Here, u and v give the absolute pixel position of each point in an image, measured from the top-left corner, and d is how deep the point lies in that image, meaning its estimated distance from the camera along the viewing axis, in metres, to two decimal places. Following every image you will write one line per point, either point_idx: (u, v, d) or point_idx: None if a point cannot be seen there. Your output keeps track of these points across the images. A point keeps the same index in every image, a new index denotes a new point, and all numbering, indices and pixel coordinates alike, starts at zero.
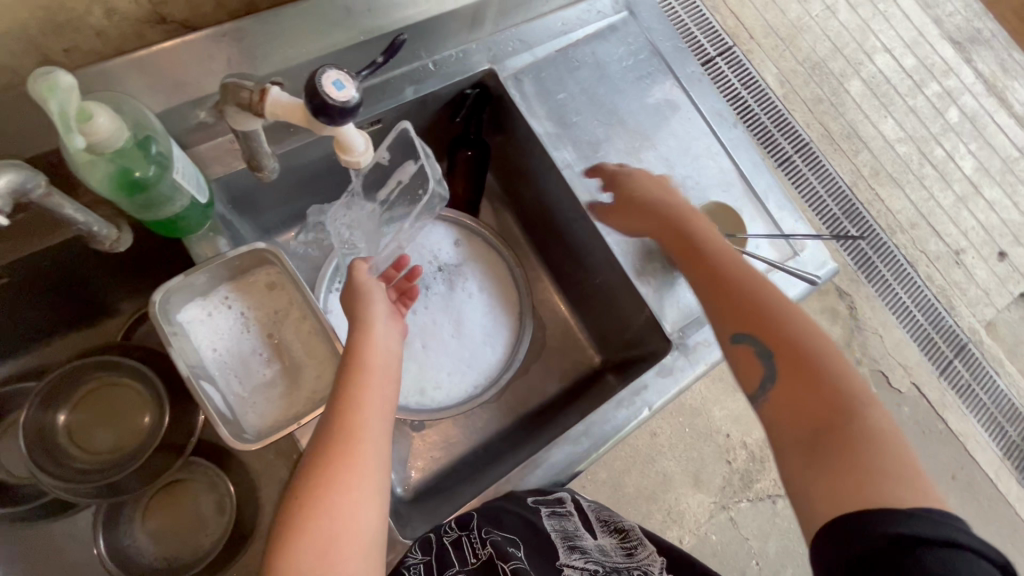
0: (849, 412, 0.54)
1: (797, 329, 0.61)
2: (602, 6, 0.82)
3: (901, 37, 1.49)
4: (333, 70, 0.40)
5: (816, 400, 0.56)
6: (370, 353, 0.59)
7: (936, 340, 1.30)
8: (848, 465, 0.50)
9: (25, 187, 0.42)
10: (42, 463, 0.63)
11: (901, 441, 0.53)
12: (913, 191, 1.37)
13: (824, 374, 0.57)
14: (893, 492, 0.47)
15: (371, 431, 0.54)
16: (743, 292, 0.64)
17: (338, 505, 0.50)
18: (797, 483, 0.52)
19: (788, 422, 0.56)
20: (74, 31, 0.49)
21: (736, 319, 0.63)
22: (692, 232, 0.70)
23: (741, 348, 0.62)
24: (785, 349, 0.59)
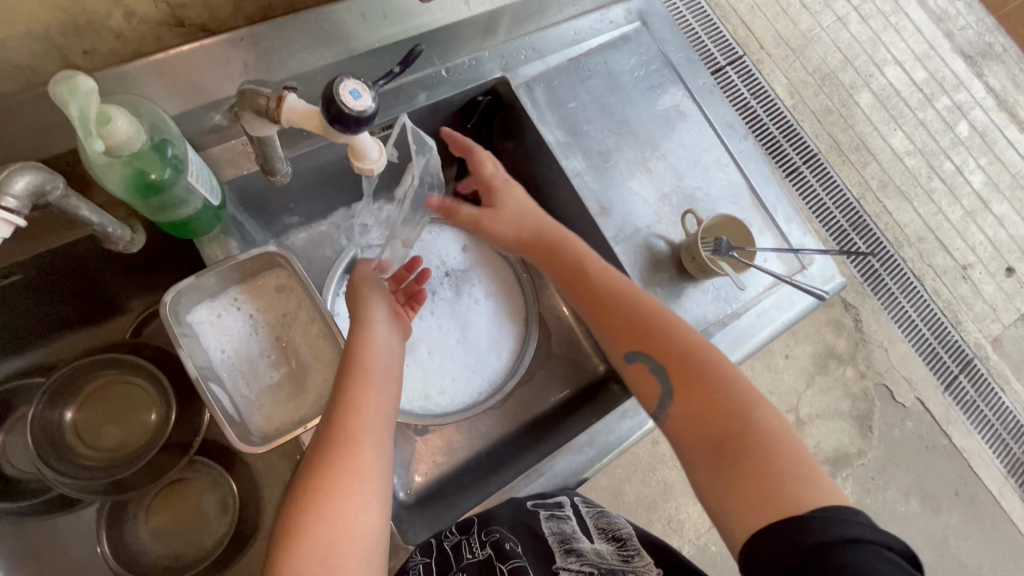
0: (742, 416, 0.57)
1: (678, 340, 0.64)
2: (614, 16, 0.83)
3: (912, 50, 1.49)
4: (351, 80, 0.41)
5: (709, 410, 0.59)
6: (371, 356, 0.60)
7: (943, 357, 1.29)
8: (747, 472, 0.53)
9: (44, 188, 0.43)
10: (49, 459, 0.63)
11: (794, 437, 0.56)
12: (922, 204, 1.37)
13: (712, 383, 0.61)
14: (793, 491, 0.50)
15: (371, 433, 0.55)
16: (619, 308, 0.68)
17: (341, 507, 0.49)
18: (708, 496, 0.55)
19: (689, 434, 0.60)
20: (93, 33, 0.50)
21: (626, 338, 0.67)
22: (563, 249, 0.73)
23: (636, 366, 0.66)
24: (671, 363, 0.63)
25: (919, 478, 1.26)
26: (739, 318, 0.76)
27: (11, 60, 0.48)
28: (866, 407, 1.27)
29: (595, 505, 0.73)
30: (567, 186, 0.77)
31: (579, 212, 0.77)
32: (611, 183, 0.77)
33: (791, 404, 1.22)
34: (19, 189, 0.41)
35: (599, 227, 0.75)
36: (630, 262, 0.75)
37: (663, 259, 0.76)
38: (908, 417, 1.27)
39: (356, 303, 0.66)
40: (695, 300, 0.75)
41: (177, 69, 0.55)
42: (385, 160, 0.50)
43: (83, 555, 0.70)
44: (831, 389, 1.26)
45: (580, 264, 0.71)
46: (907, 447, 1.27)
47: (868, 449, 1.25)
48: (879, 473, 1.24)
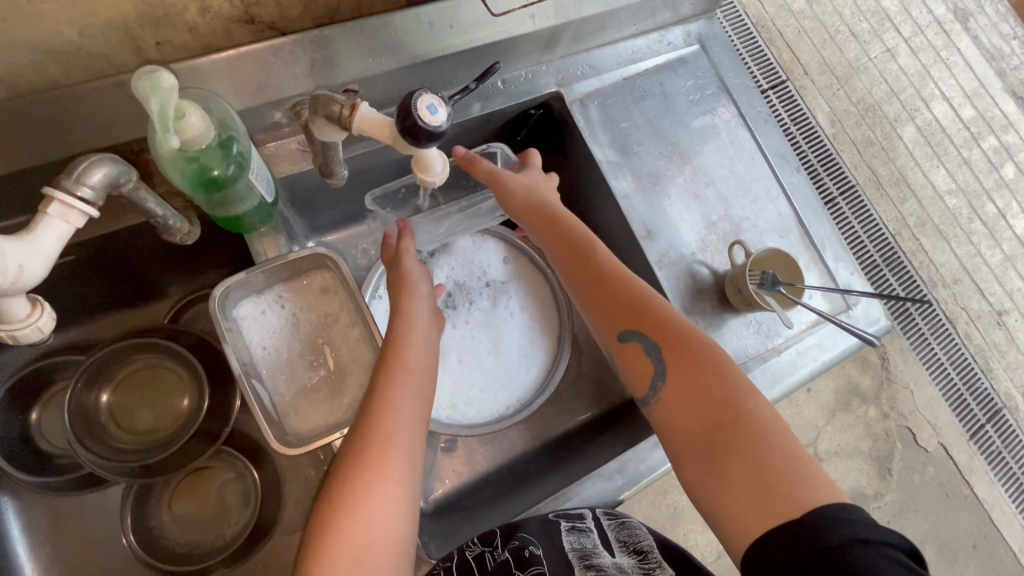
0: (735, 407, 0.57)
1: (673, 323, 0.62)
2: (673, 38, 0.82)
3: (962, 87, 1.45)
4: (429, 95, 0.43)
5: (703, 401, 0.58)
6: (409, 351, 0.59)
7: (969, 403, 1.25)
8: (743, 471, 0.53)
9: (118, 180, 0.45)
10: (83, 438, 0.64)
11: (783, 428, 0.56)
12: (960, 245, 1.33)
13: (705, 370, 0.59)
14: (788, 493, 0.50)
15: (405, 434, 0.54)
16: (612, 290, 0.65)
17: (376, 512, 0.49)
18: (698, 488, 0.56)
19: (679, 424, 0.59)
20: (169, 26, 0.50)
21: (618, 318, 0.64)
22: (561, 224, 0.69)
23: (628, 346, 0.63)
24: (668, 344, 0.61)
25: (936, 526, 1.22)
26: (779, 354, 0.74)
27: (88, 48, 0.48)
28: (887, 448, 1.23)
29: (617, 514, 0.73)
30: (613, 206, 0.76)
31: (624, 233, 0.76)
32: (657, 207, 0.76)
33: (808, 439, 1.20)
34: (96, 180, 0.43)
35: (643, 250, 0.74)
36: (672, 289, 0.73)
37: (706, 287, 0.75)
38: (930, 462, 1.24)
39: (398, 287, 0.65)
40: (735, 332, 0.74)
41: (245, 66, 0.55)
42: (447, 172, 0.53)
43: (106, 533, 0.71)
44: (852, 427, 1.22)
45: (581, 242, 0.68)
46: (926, 493, 1.23)
47: (885, 492, 1.21)
48: (895, 517, 1.20)
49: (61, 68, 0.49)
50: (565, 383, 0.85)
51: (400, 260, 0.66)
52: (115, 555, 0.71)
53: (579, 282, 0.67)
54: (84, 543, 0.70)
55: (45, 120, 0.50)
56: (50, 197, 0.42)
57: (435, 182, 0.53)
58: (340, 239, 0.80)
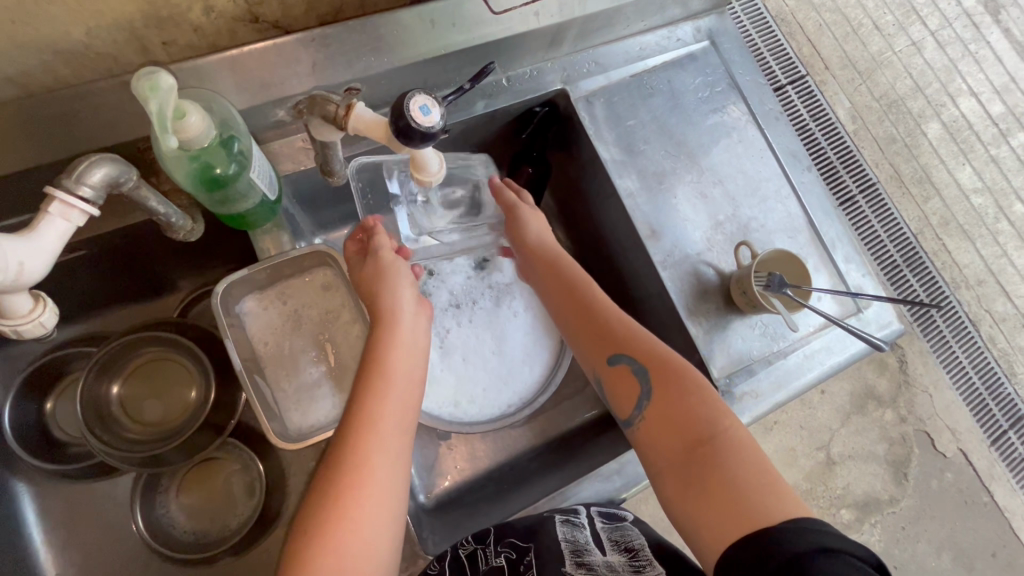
0: (712, 423, 0.56)
1: (656, 349, 0.63)
2: (682, 34, 0.80)
3: (991, 82, 1.40)
4: (422, 96, 0.45)
5: (681, 419, 0.58)
6: (393, 361, 0.56)
7: (989, 405, 1.21)
8: (717, 486, 0.52)
9: (119, 180, 0.46)
10: (93, 429, 0.66)
11: (755, 448, 0.55)
12: (985, 245, 1.29)
13: (688, 391, 0.59)
14: (758, 505, 0.50)
15: (385, 451, 0.52)
16: (598, 319, 0.67)
17: (351, 537, 0.48)
18: (676, 506, 0.55)
19: (658, 444, 0.58)
20: (174, 26, 0.51)
21: (604, 345, 0.65)
22: (558, 263, 0.72)
23: (616, 370, 0.64)
24: (654, 365, 0.61)
25: (953, 533, 1.19)
26: (785, 357, 0.73)
27: (96, 48, 0.50)
28: (904, 452, 1.20)
29: (613, 515, 0.71)
30: (618, 206, 0.75)
31: (628, 232, 0.76)
32: (663, 206, 0.75)
33: (821, 442, 1.18)
34: (96, 179, 0.45)
35: (647, 250, 0.73)
36: (676, 289, 0.72)
37: (711, 288, 0.73)
38: (948, 468, 1.21)
39: (372, 286, 0.61)
40: (740, 334, 0.72)
41: (248, 66, 0.56)
42: (444, 171, 0.55)
43: (119, 521, 0.73)
44: (867, 431, 1.20)
45: (571, 278, 0.71)
46: (944, 500, 1.20)
47: (901, 497, 1.18)
48: (910, 523, 1.17)
49: (70, 68, 0.51)
50: (569, 382, 0.85)
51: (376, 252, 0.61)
52: (128, 541, 0.73)
53: (568, 310, 0.70)
54: (95, 530, 0.73)
55: (56, 119, 0.51)
56: (51, 196, 0.44)
57: (432, 182, 0.55)
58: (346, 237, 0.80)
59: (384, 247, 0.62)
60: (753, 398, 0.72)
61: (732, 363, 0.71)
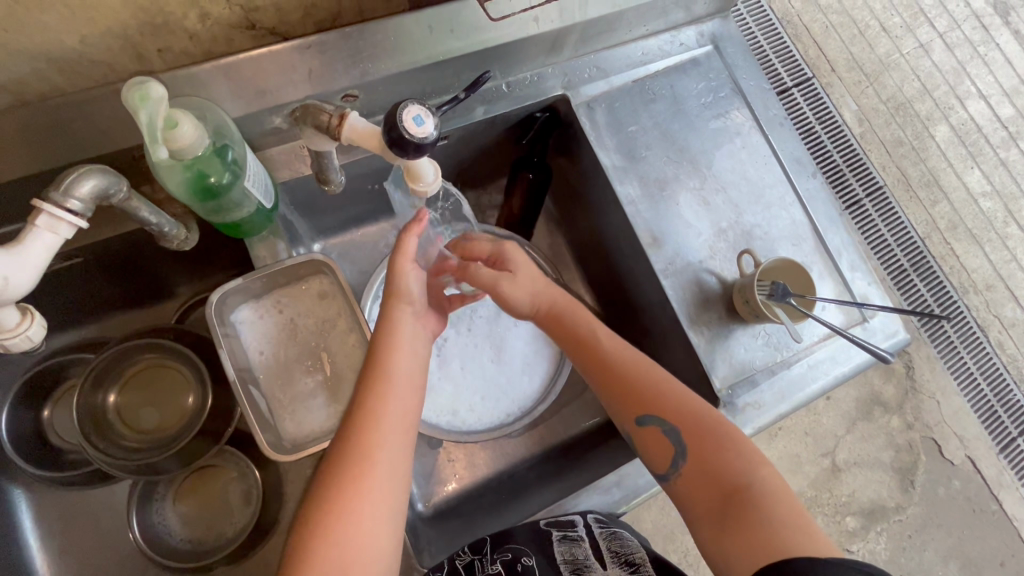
0: (747, 472, 0.56)
1: (685, 403, 0.61)
2: (685, 38, 0.79)
3: (1001, 84, 1.38)
4: (415, 107, 0.45)
5: (716, 471, 0.57)
6: (395, 361, 0.56)
7: (999, 414, 1.20)
8: (749, 520, 0.53)
9: (109, 191, 0.46)
10: (89, 436, 0.65)
11: (784, 488, 0.55)
12: (994, 250, 1.27)
13: (723, 447, 0.58)
14: (787, 545, 0.50)
15: (388, 448, 0.52)
16: (619, 375, 0.64)
17: (352, 529, 0.48)
18: (712, 547, 0.54)
19: (692, 485, 0.58)
20: (169, 33, 0.50)
21: (630, 403, 0.63)
22: (566, 312, 0.70)
23: (648, 430, 0.62)
24: (687, 422, 0.60)
25: (960, 542, 1.17)
26: (789, 367, 0.72)
27: (90, 56, 0.49)
28: (910, 460, 1.18)
29: (610, 522, 0.69)
30: (619, 213, 0.74)
31: (629, 239, 0.75)
32: (665, 212, 0.74)
33: (826, 448, 1.16)
34: (85, 191, 0.44)
35: (648, 258, 0.72)
36: (678, 298, 0.71)
37: (714, 297, 0.72)
38: (955, 476, 1.19)
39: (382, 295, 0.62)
40: (743, 343, 0.71)
41: (244, 73, 0.55)
42: (440, 182, 0.54)
43: (116, 527, 0.73)
44: (873, 437, 1.18)
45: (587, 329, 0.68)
46: (951, 508, 1.18)
47: (907, 505, 1.16)
48: (917, 531, 1.16)
49: (65, 76, 0.50)
50: (569, 390, 0.84)
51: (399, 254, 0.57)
52: (125, 549, 0.73)
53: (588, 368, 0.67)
54: (91, 537, 0.72)
55: (49, 127, 0.51)
56: (39, 209, 0.43)
57: (427, 193, 0.55)
58: (344, 243, 0.80)
59: (410, 248, 0.58)
60: (756, 410, 0.70)
61: (735, 373, 0.70)
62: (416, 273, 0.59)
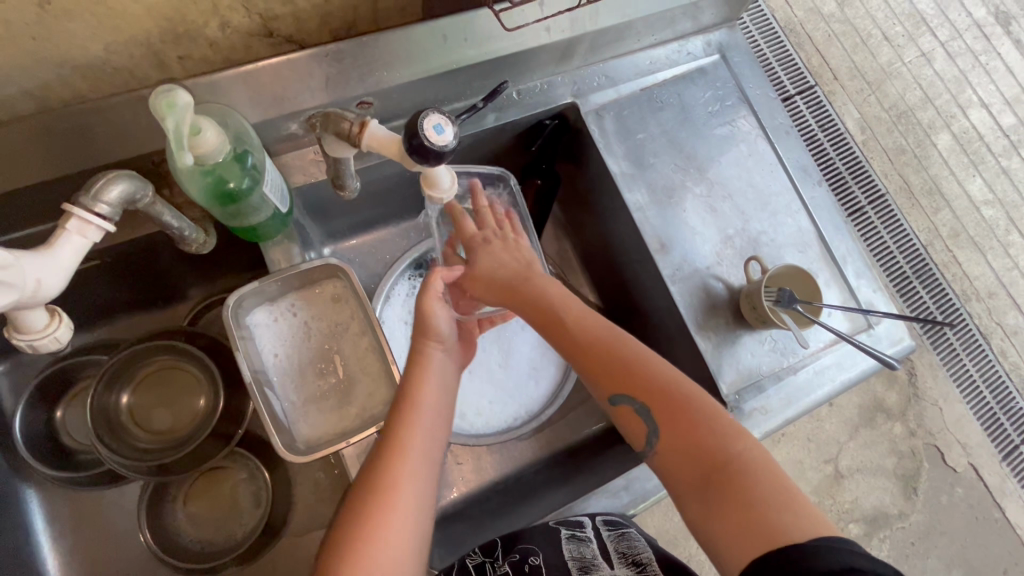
0: (727, 447, 0.54)
1: (659, 378, 0.60)
2: (692, 48, 0.80)
3: (1002, 93, 1.39)
4: (435, 116, 0.47)
5: (691, 447, 0.56)
6: (423, 392, 0.58)
7: (1001, 421, 1.20)
8: (732, 500, 0.51)
9: (134, 196, 0.47)
10: (102, 437, 0.66)
11: (770, 465, 0.54)
12: (996, 258, 1.28)
13: (698, 421, 0.57)
14: (772, 522, 0.49)
15: (414, 475, 0.53)
16: (594, 355, 0.63)
17: (378, 555, 0.48)
18: (699, 527, 0.53)
19: (675, 465, 0.57)
20: (190, 41, 0.52)
21: (605, 383, 0.62)
22: (530, 286, 0.67)
23: (620, 409, 0.61)
24: (660, 401, 0.59)
25: (963, 549, 1.17)
26: (796, 373, 0.72)
27: (113, 63, 0.50)
28: (913, 467, 1.18)
29: (620, 524, 0.69)
30: (627, 219, 0.75)
31: (637, 245, 0.76)
32: (672, 219, 0.75)
33: (829, 455, 1.16)
34: (113, 197, 0.46)
35: (656, 264, 0.73)
36: (685, 304, 0.72)
37: (720, 303, 0.73)
38: (958, 483, 1.19)
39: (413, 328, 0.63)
40: (750, 349, 0.72)
41: (262, 80, 0.56)
42: (455, 188, 0.56)
43: (126, 528, 0.74)
44: (876, 444, 1.18)
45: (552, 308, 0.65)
46: (953, 515, 1.18)
47: (910, 512, 1.17)
48: (919, 538, 1.16)
49: (87, 83, 0.51)
50: (575, 395, 0.85)
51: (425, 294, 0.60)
52: (134, 550, 0.73)
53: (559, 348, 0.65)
54: (101, 539, 0.73)
55: (71, 132, 0.52)
56: (70, 213, 0.44)
57: (443, 197, 0.57)
58: (355, 247, 0.81)
59: (435, 289, 0.60)
60: (762, 415, 0.71)
61: (742, 380, 0.71)
62: (443, 311, 0.61)
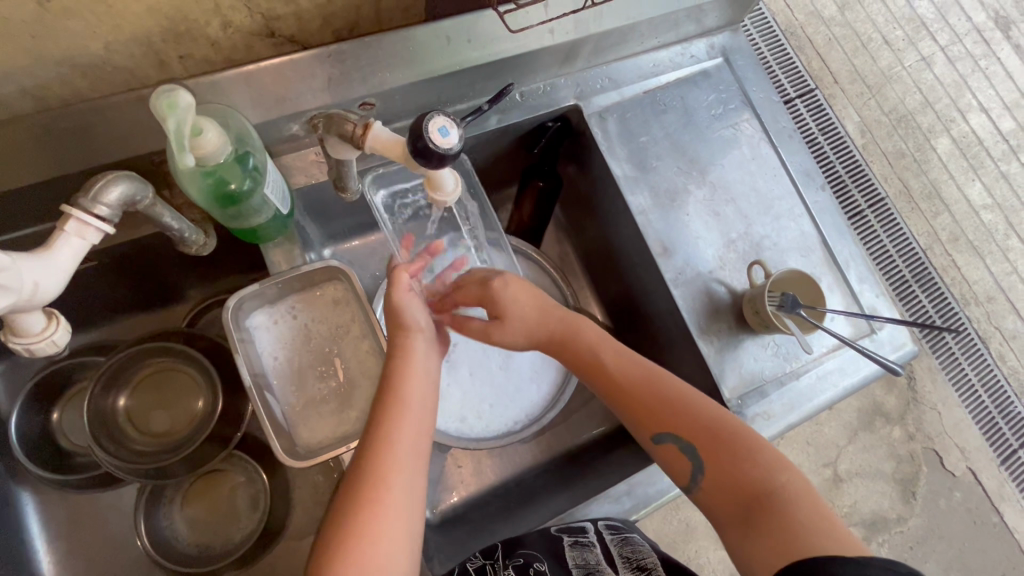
0: (769, 479, 0.55)
1: (704, 415, 0.60)
2: (695, 51, 0.80)
3: (1001, 98, 1.39)
4: (440, 119, 0.46)
5: (734, 478, 0.57)
6: (407, 384, 0.56)
7: (1000, 425, 1.20)
8: (775, 529, 0.51)
9: (134, 198, 0.47)
10: (100, 440, 0.65)
11: (816, 497, 0.53)
12: (995, 262, 1.28)
13: (739, 454, 0.57)
14: (812, 547, 0.49)
15: (403, 472, 0.52)
16: (637, 392, 0.64)
17: (370, 553, 0.47)
18: (746, 560, 0.53)
19: (720, 499, 0.57)
20: (191, 40, 0.51)
21: (647, 421, 0.63)
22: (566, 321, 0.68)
23: (665, 448, 0.62)
24: (702, 437, 0.59)
25: (962, 554, 1.17)
26: (798, 378, 0.72)
27: (113, 62, 0.50)
28: (912, 471, 1.18)
29: (621, 529, 0.70)
30: (629, 222, 0.75)
31: (639, 248, 0.75)
32: (674, 223, 0.74)
33: (828, 459, 1.16)
34: (113, 198, 0.45)
35: (658, 267, 0.73)
36: (687, 308, 0.72)
37: (723, 307, 0.73)
38: (957, 487, 1.19)
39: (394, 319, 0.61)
40: (752, 353, 0.72)
41: (264, 80, 0.55)
42: (459, 191, 0.56)
43: (122, 531, 0.73)
44: (875, 448, 1.18)
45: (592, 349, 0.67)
46: (952, 520, 1.18)
47: (909, 516, 1.16)
48: (918, 542, 1.16)
49: (87, 82, 0.51)
50: (576, 398, 0.84)
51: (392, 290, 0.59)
52: (131, 553, 0.72)
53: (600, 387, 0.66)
54: (98, 542, 0.72)
55: (70, 132, 0.51)
56: (68, 214, 0.44)
57: (446, 200, 0.56)
58: (355, 249, 0.80)
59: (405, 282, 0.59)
60: (765, 419, 0.71)
61: (744, 384, 0.70)
62: (415, 303, 0.60)
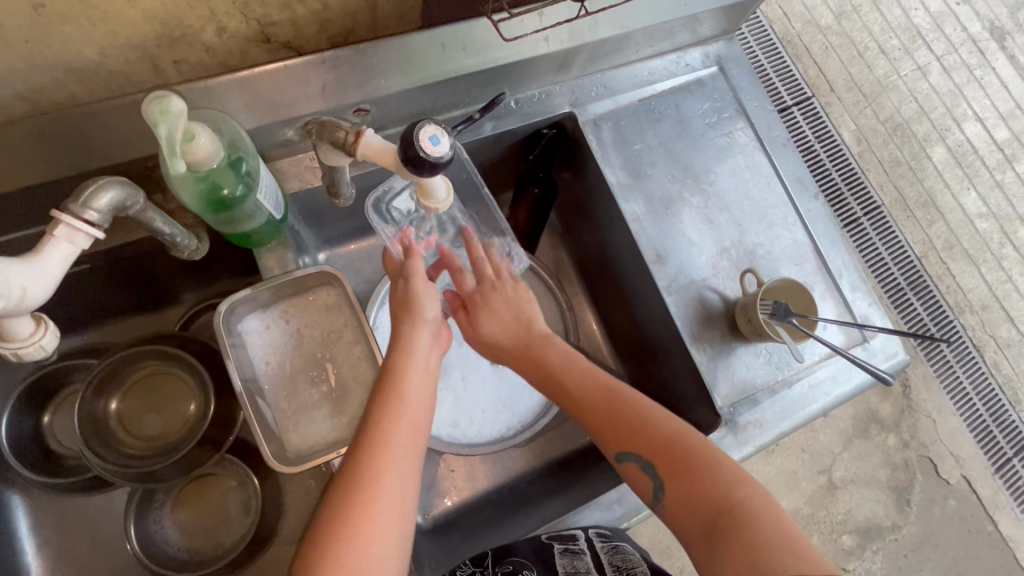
0: (728, 493, 0.54)
1: (661, 433, 0.60)
2: (691, 60, 0.81)
3: (996, 107, 1.40)
4: (431, 128, 0.47)
5: (697, 494, 0.56)
6: (407, 383, 0.56)
7: (994, 433, 1.21)
8: (736, 547, 0.51)
9: (125, 203, 0.47)
10: (90, 443, 0.65)
11: (776, 510, 0.53)
12: (989, 271, 1.28)
13: (697, 473, 0.56)
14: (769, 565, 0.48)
15: (398, 471, 0.51)
16: (599, 408, 0.64)
17: (360, 555, 0.47)
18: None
19: (683, 516, 0.57)
20: (186, 45, 0.51)
21: (610, 439, 0.62)
22: (530, 335, 0.68)
23: (627, 466, 0.61)
24: (661, 454, 0.59)
25: (955, 562, 1.17)
26: (790, 387, 0.72)
27: (107, 67, 0.50)
28: (907, 479, 1.18)
29: (612, 538, 0.71)
30: (624, 229, 0.75)
31: (633, 256, 0.75)
32: (668, 230, 0.75)
33: (823, 466, 1.16)
34: (103, 204, 0.45)
35: (652, 275, 0.73)
36: (681, 315, 0.72)
37: (716, 314, 0.73)
38: (951, 495, 1.19)
39: (398, 312, 0.61)
40: (745, 361, 0.72)
41: (258, 86, 0.56)
42: (451, 198, 0.56)
43: (113, 536, 0.72)
44: (869, 455, 1.18)
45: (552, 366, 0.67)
46: (947, 528, 1.18)
47: (903, 524, 1.16)
48: (912, 550, 1.16)
49: (82, 86, 0.51)
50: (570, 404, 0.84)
51: (409, 277, 0.61)
52: (121, 558, 0.72)
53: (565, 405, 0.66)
54: (87, 546, 0.72)
55: (64, 135, 0.51)
56: (58, 220, 0.44)
57: (439, 208, 0.56)
58: (350, 253, 0.80)
59: (420, 269, 0.62)
60: (757, 428, 0.71)
61: (737, 392, 0.71)
62: (429, 292, 0.61)
